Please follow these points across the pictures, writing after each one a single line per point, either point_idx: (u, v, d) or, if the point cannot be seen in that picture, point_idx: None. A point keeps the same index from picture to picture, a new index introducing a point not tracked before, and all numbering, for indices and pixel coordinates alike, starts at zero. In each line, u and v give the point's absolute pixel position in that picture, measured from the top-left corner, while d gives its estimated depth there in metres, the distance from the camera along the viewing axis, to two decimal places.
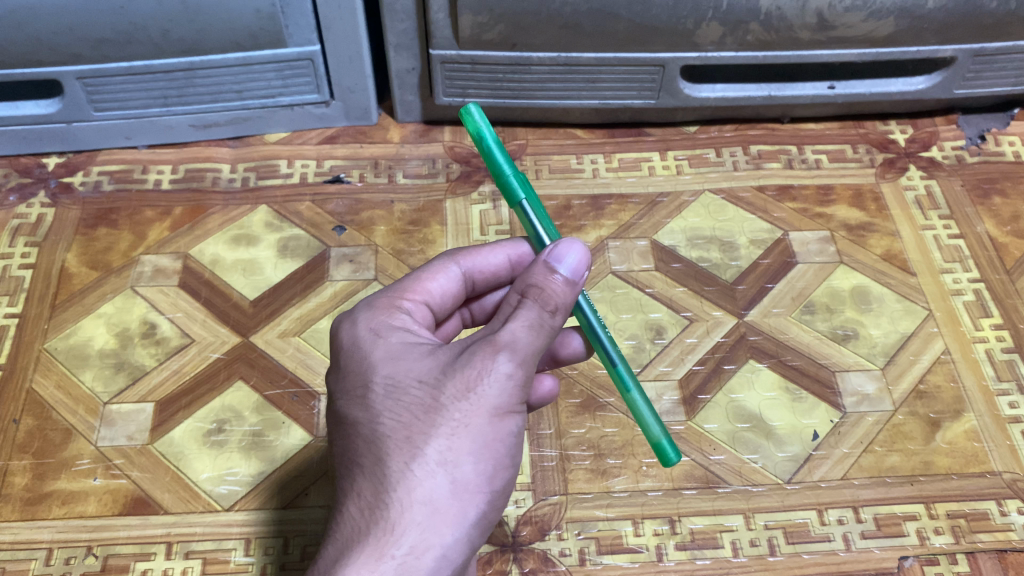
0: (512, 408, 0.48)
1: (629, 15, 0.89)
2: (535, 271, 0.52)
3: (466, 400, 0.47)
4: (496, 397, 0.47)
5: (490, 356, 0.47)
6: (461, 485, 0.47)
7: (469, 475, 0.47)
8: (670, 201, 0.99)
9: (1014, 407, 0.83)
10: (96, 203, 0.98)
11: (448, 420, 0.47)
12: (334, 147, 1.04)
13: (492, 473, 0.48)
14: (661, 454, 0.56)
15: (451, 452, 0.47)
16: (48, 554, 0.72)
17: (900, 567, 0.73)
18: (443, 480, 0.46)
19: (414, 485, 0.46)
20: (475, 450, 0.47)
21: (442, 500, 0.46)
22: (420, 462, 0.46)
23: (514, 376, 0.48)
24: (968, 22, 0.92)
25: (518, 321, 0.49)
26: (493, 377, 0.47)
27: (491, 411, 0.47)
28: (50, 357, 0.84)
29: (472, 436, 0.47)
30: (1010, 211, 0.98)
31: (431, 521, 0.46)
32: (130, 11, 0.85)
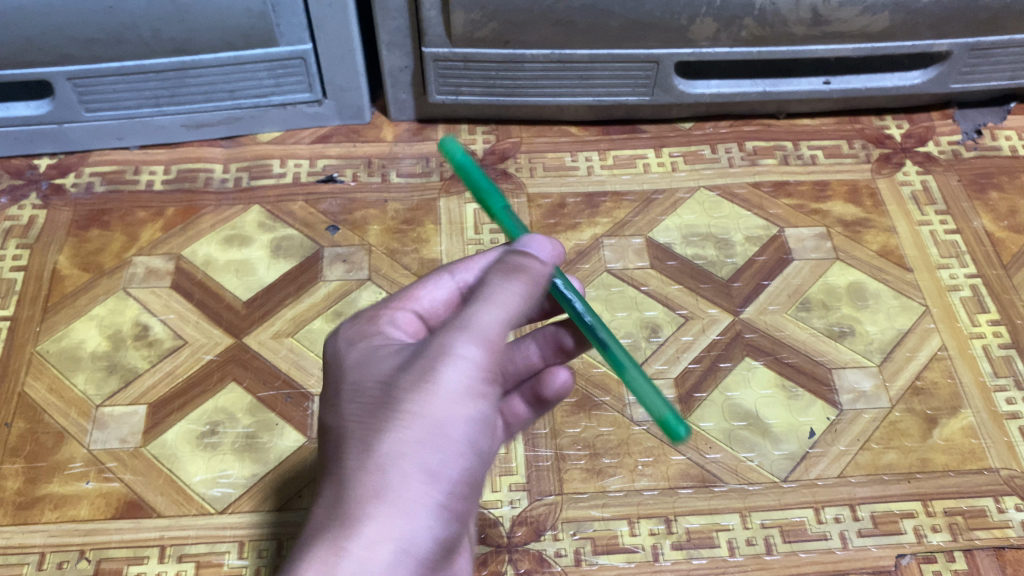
0: (473, 389, 0.43)
1: (622, 12, 0.88)
2: (510, 253, 0.48)
3: (421, 384, 0.43)
4: (454, 377, 0.42)
5: (449, 336, 0.43)
6: (418, 475, 0.41)
7: (427, 465, 0.41)
8: (665, 198, 0.98)
9: (1012, 403, 0.82)
10: (88, 205, 0.97)
11: (402, 406, 0.42)
12: (327, 146, 1.03)
13: (455, 463, 0.43)
14: (666, 429, 0.48)
15: (407, 441, 0.41)
16: (40, 558, 0.72)
17: (897, 565, 0.73)
18: (397, 472, 0.41)
19: (363, 483, 0.41)
20: (432, 437, 0.42)
21: (396, 493, 0.41)
22: (372, 453, 0.42)
23: (476, 352, 0.43)
24: (964, 17, 0.92)
25: (482, 296, 0.44)
26: (453, 358, 0.43)
27: (448, 393, 0.42)
28: (42, 360, 0.84)
29: (423, 422, 0.42)
30: (1007, 206, 0.97)
31: (385, 519, 0.40)
32: (119, 10, 0.84)
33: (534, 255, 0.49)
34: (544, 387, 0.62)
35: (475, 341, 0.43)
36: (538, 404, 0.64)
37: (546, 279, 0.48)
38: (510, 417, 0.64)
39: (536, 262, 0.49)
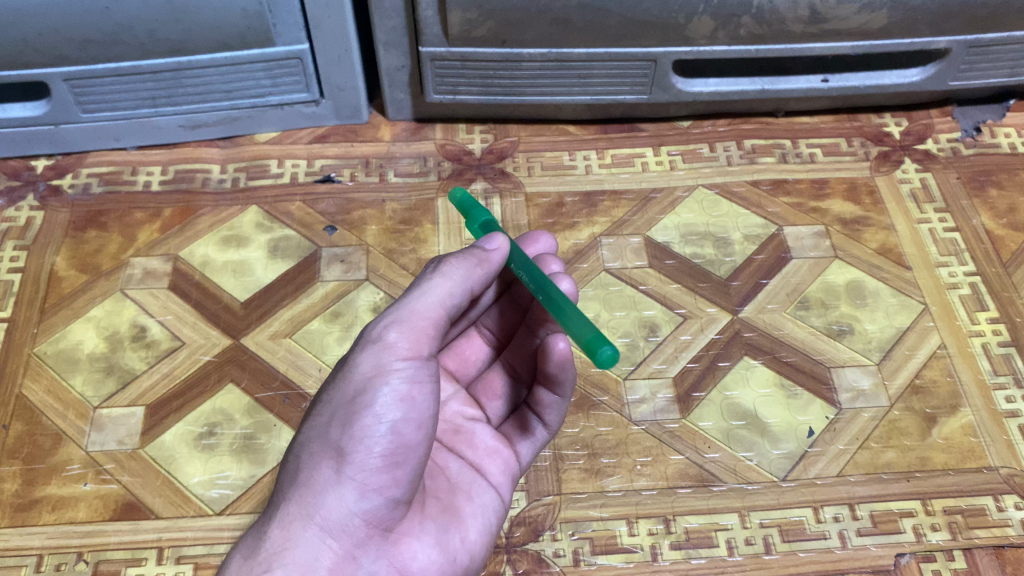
0: (385, 370, 0.50)
1: (620, 10, 0.88)
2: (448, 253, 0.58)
3: (342, 373, 0.51)
4: (367, 363, 0.51)
5: (374, 325, 0.53)
6: (331, 455, 0.49)
7: (337, 444, 0.49)
8: (663, 197, 0.98)
9: (1011, 401, 0.82)
10: (85, 206, 0.97)
11: (329, 392, 0.51)
12: (324, 146, 1.03)
13: (368, 439, 0.49)
14: (592, 351, 0.49)
15: (325, 423, 0.50)
16: (38, 560, 0.72)
17: (896, 564, 0.73)
18: (316, 451, 0.50)
19: (301, 459, 0.50)
20: (344, 418, 0.49)
21: (315, 470, 0.49)
22: (306, 435, 0.51)
23: (399, 334, 0.52)
24: (962, 14, 0.91)
25: (413, 290, 0.54)
26: (369, 347, 0.51)
27: (360, 376, 0.50)
28: (40, 362, 0.84)
29: (342, 403, 0.50)
30: (1006, 203, 0.97)
31: (309, 491, 0.49)
32: (115, 11, 0.84)
33: (479, 248, 0.57)
34: (547, 362, 0.60)
35: (399, 328, 0.52)
36: (552, 383, 0.62)
37: (487, 267, 0.56)
38: (542, 407, 0.65)
39: (483, 250, 0.57)
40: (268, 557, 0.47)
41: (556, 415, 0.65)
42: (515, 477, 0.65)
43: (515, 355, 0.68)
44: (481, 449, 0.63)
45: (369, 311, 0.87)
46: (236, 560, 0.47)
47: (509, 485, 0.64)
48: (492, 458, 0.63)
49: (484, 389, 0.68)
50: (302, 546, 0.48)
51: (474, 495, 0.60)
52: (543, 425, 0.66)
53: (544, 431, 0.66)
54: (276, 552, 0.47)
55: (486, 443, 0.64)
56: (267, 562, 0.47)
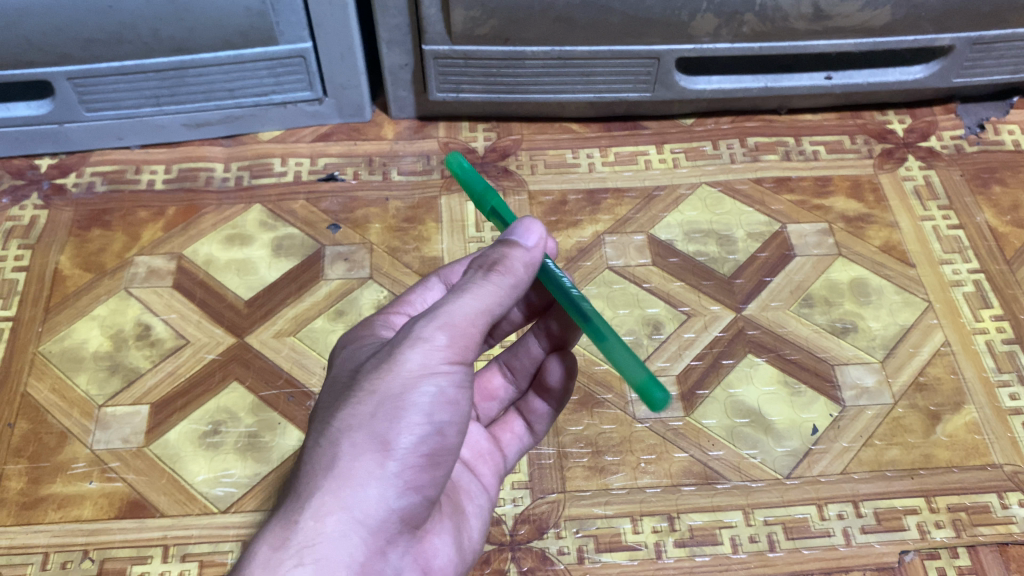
0: (437, 370, 0.47)
1: (623, 8, 0.88)
2: (486, 250, 0.53)
3: (387, 365, 0.47)
4: (417, 360, 0.47)
5: (420, 323, 0.48)
6: (375, 450, 0.46)
7: (385, 439, 0.46)
8: (666, 195, 0.98)
9: (1015, 399, 0.82)
10: (89, 204, 0.97)
11: (368, 383, 0.47)
12: (328, 145, 1.03)
13: (414, 439, 0.47)
14: (646, 394, 0.49)
15: (368, 415, 0.46)
16: (44, 558, 0.72)
17: (900, 562, 0.73)
18: (356, 445, 0.46)
19: (336, 447, 0.46)
20: (391, 413, 0.46)
21: (354, 464, 0.46)
22: (341, 425, 0.46)
23: (447, 339, 0.48)
24: (965, 11, 0.91)
25: (461, 287, 0.50)
26: (416, 344, 0.47)
27: (410, 373, 0.47)
28: (45, 360, 0.84)
29: (385, 394, 0.47)
30: (1009, 200, 0.97)
31: (347, 484, 0.45)
32: (119, 10, 0.84)
33: (518, 245, 0.52)
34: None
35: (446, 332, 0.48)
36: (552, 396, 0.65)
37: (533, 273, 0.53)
38: (532, 415, 0.67)
39: (526, 252, 0.52)
40: (299, 551, 0.43)
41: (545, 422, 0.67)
42: (502, 479, 0.65)
43: (512, 356, 0.67)
44: (471, 450, 0.63)
45: (373, 309, 0.87)
46: (262, 552, 0.43)
47: (498, 485, 0.64)
48: (483, 460, 0.64)
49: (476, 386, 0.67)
50: (337, 543, 0.44)
51: (472, 495, 0.60)
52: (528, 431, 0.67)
53: (529, 437, 0.67)
54: (308, 546, 0.43)
55: (479, 446, 0.64)
56: (298, 556, 0.43)
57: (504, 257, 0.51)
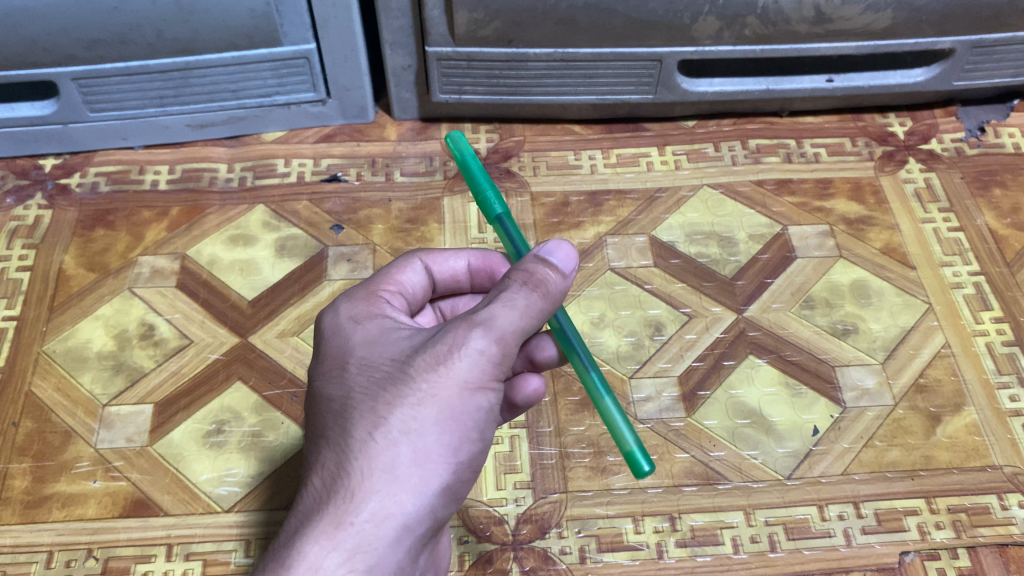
0: (487, 384, 0.49)
1: (626, 11, 0.88)
2: (526, 261, 0.52)
3: (439, 375, 0.47)
4: (471, 373, 0.48)
5: (468, 333, 0.48)
6: (427, 461, 0.48)
7: (431, 447, 0.48)
8: (668, 196, 0.98)
9: (1015, 401, 0.82)
10: (93, 205, 0.97)
11: (419, 389, 0.47)
12: (331, 146, 1.03)
13: (462, 451, 0.49)
14: (633, 461, 0.52)
15: (421, 426, 0.47)
16: (49, 557, 0.73)
17: (901, 562, 0.73)
18: (409, 454, 0.47)
19: (381, 454, 0.47)
20: (445, 426, 0.48)
21: (406, 474, 0.47)
22: (392, 434, 0.47)
23: (489, 353, 0.48)
24: (966, 14, 0.92)
25: (503, 298, 0.50)
26: (469, 355, 0.48)
27: (464, 386, 0.48)
28: (49, 360, 0.84)
29: (439, 406, 0.47)
30: (1010, 203, 0.98)
31: (394, 489, 0.47)
32: (124, 11, 0.85)
33: (552, 263, 0.52)
34: (516, 393, 0.64)
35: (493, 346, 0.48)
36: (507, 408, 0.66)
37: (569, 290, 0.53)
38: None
39: (559, 277, 0.52)
40: (352, 555, 0.46)
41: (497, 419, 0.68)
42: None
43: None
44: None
45: None
46: (315, 553, 0.45)
47: None
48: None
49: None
50: (387, 544, 0.47)
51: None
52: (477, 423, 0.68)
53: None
54: (361, 551, 0.46)
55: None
56: (349, 559, 0.45)
57: (546, 275, 0.51)
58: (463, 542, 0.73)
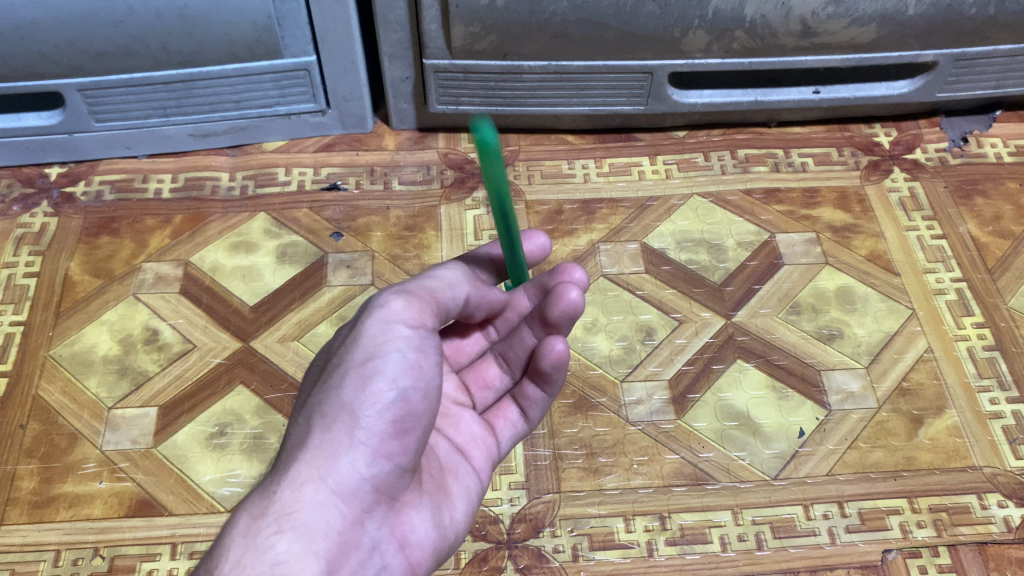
0: (397, 339, 0.51)
1: (617, 25, 0.91)
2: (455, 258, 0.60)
3: (353, 339, 0.52)
4: (379, 331, 0.52)
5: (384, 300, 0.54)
6: (342, 417, 0.49)
7: (349, 406, 0.49)
8: (659, 205, 1.01)
9: (995, 403, 0.85)
10: (98, 213, 0.99)
11: (339, 355, 0.52)
12: (330, 155, 1.06)
13: (380, 405, 0.49)
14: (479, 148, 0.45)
15: (334, 388, 0.50)
16: (56, 555, 0.75)
17: (883, 559, 0.76)
18: (323, 416, 0.49)
19: (306, 421, 0.50)
20: (356, 381, 0.50)
21: (324, 431, 0.49)
22: (314, 401, 0.50)
23: (398, 315, 0.53)
24: (948, 28, 0.94)
25: (418, 280, 0.57)
26: (380, 316, 0.52)
27: (373, 342, 0.51)
28: (55, 364, 0.86)
29: (351, 369, 0.50)
30: (991, 211, 1.00)
31: (316, 452, 0.48)
32: (129, 24, 0.87)
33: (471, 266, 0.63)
34: (543, 360, 0.62)
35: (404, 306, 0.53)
36: (544, 381, 0.64)
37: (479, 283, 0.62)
38: (526, 401, 0.66)
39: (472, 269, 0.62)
40: (279, 517, 0.47)
41: (538, 411, 0.67)
42: (493, 466, 0.66)
43: (508, 347, 0.68)
44: (463, 437, 0.64)
45: None
46: (244, 520, 0.47)
47: (489, 471, 0.65)
48: (475, 445, 0.64)
49: (472, 374, 0.69)
50: (310, 506, 0.47)
51: (459, 475, 0.61)
52: (522, 418, 0.67)
53: (523, 424, 0.68)
54: (286, 513, 0.47)
55: (472, 431, 0.65)
56: (277, 523, 0.47)
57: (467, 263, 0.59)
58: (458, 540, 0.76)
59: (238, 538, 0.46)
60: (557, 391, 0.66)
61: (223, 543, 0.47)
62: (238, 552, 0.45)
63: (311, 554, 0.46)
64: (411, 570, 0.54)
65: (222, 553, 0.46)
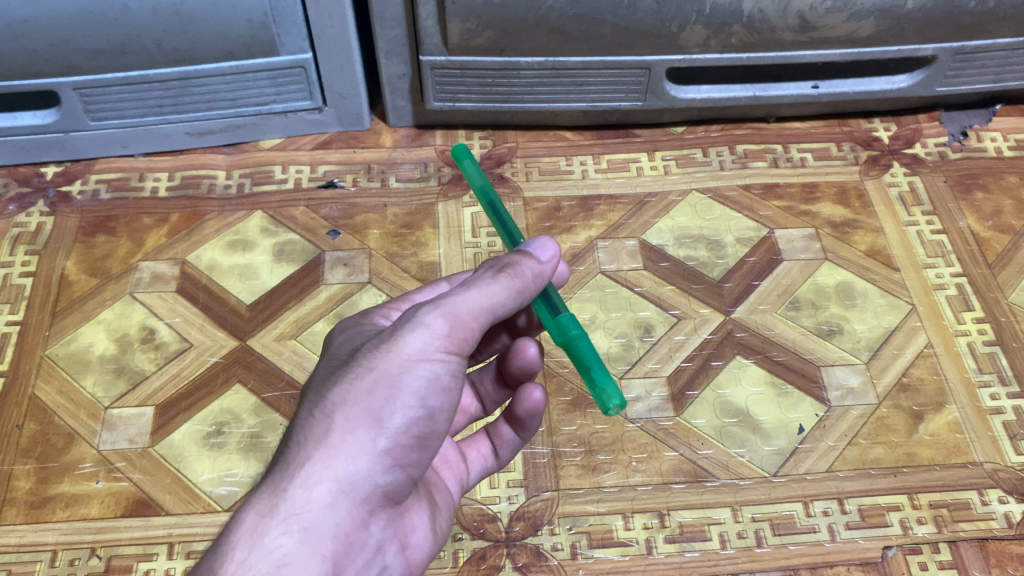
0: (433, 356, 0.48)
1: (615, 20, 0.90)
2: (497, 256, 0.54)
3: (387, 344, 0.48)
4: (416, 344, 0.48)
5: (427, 309, 0.49)
6: (365, 425, 0.47)
7: (375, 416, 0.47)
8: (657, 201, 1.00)
9: (995, 399, 0.85)
10: (94, 211, 0.99)
11: (367, 360, 0.48)
12: (327, 153, 1.05)
13: (405, 420, 0.48)
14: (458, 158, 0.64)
15: (359, 394, 0.47)
16: (53, 555, 0.74)
17: (883, 556, 0.75)
18: (345, 420, 0.47)
19: (325, 421, 0.47)
20: (384, 392, 0.47)
21: (343, 437, 0.46)
22: (335, 400, 0.47)
23: (438, 329, 0.48)
24: (947, 22, 0.94)
25: (465, 283, 0.51)
26: (420, 328, 0.48)
27: (408, 355, 0.48)
28: (52, 363, 0.86)
29: (381, 376, 0.47)
30: (991, 206, 1.00)
31: (332, 457, 0.46)
32: (124, 22, 0.87)
33: (531, 256, 0.54)
34: (517, 409, 0.63)
35: (448, 321, 0.49)
36: (517, 426, 0.65)
37: (538, 282, 0.54)
38: (499, 440, 0.67)
39: (537, 263, 0.53)
40: (288, 518, 0.45)
41: (509, 451, 0.68)
42: (461, 492, 0.66)
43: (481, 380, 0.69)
44: (437, 458, 0.64)
45: None
46: (251, 517, 0.45)
47: (458, 495, 0.65)
48: (447, 467, 0.65)
49: None
50: (322, 508, 0.46)
51: (441, 488, 0.62)
52: (493, 457, 0.68)
53: (493, 460, 0.68)
54: (296, 513, 0.45)
55: (446, 454, 0.65)
56: (286, 522, 0.45)
57: (517, 262, 0.53)
58: (457, 538, 0.75)
59: (244, 536, 0.44)
60: (529, 435, 0.67)
61: (224, 533, 0.45)
62: (244, 551, 0.44)
63: (318, 557, 0.45)
64: (406, 571, 0.55)
65: (224, 547, 0.44)
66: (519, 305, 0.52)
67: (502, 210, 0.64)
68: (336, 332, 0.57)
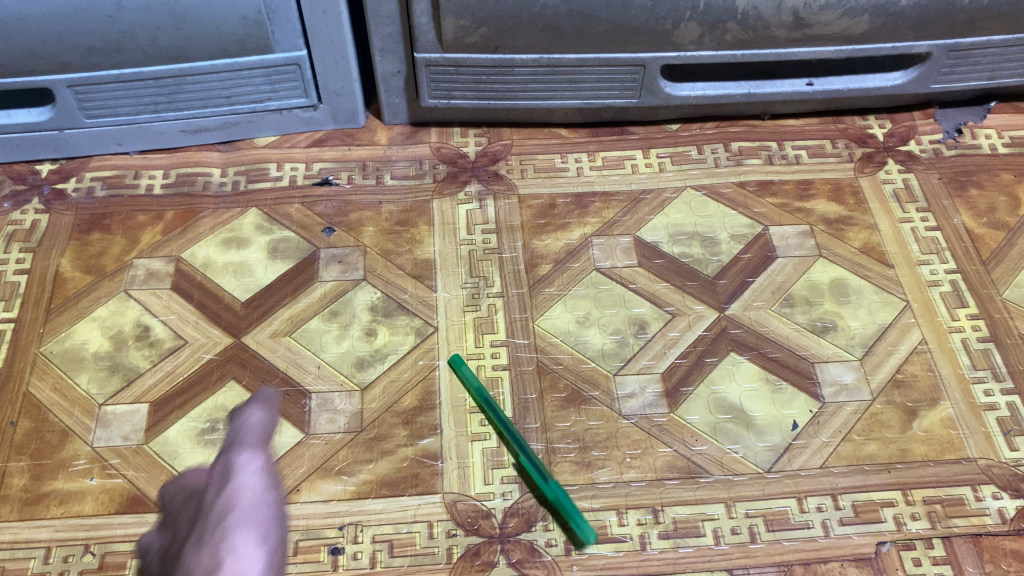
0: (242, 486, 0.59)
1: (609, 17, 0.90)
2: (234, 419, 0.71)
3: (221, 486, 0.60)
4: (244, 477, 0.60)
5: (235, 458, 0.63)
6: (241, 527, 0.55)
7: (241, 521, 0.55)
8: (652, 198, 1.01)
9: (989, 395, 0.85)
10: (89, 209, 0.99)
11: (214, 500, 0.58)
12: (322, 150, 1.05)
13: (276, 518, 0.57)
14: None
15: (230, 514, 0.56)
16: (47, 552, 0.74)
17: (877, 552, 0.75)
18: (232, 523, 0.55)
19: (210, 534, 0.54)
20: (239, 514, 0.56)
21: (233, 530, 0.54)
22: (211, 526, 0.55)
23: (248, 467, 0.62)
24: (941, 19, 0.94)
25: (227, 447, 0.66)
26: (244, 468, 0.61)
27: (234, 491, 0.58)
28: (46, 361, 0.86)
29: (240, 507, 0.57)
30: (985, 203, 1.00)
31: (227, 545, 0.53)
32: (118, 19, 0.86)
33: None
34: None
35: (253, 455, 0.63)
36: None
37: None
38: None
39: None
40: None
41: None
42: None
43: None
44: None
45: (367, 310, 0.90)
46: None
47: None
48: None
49: None
50: None
51: None
52: None
53: None
54: None
55: None
56: None
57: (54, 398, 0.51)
58: (451, 535, 0.75)
59: None
60: None
61: None
62: None
63: None
64: None
65: None
66: (271, 457, 0.65)
67: (495, 405, 0.82)
68: (164, 511, 0.69)
